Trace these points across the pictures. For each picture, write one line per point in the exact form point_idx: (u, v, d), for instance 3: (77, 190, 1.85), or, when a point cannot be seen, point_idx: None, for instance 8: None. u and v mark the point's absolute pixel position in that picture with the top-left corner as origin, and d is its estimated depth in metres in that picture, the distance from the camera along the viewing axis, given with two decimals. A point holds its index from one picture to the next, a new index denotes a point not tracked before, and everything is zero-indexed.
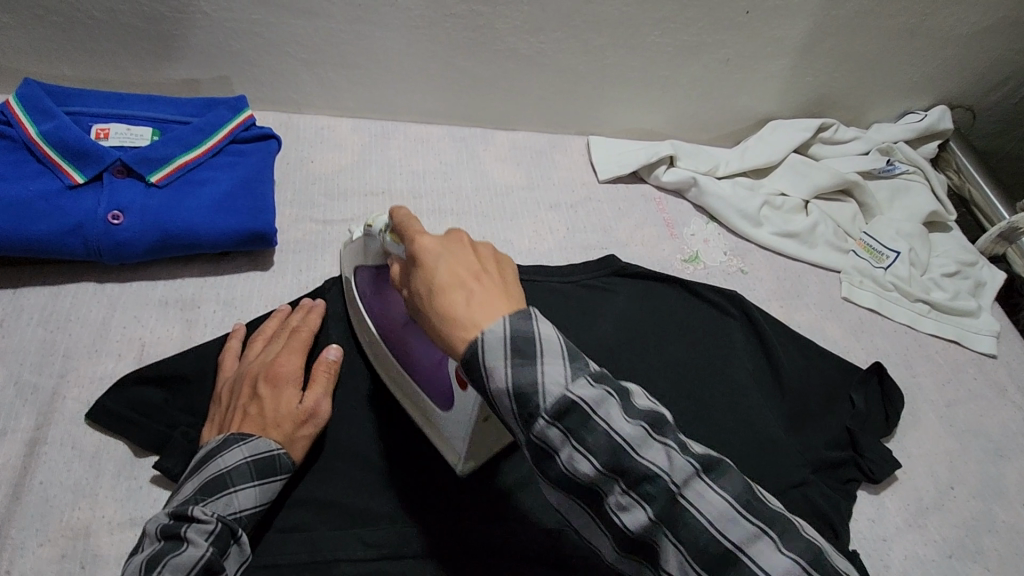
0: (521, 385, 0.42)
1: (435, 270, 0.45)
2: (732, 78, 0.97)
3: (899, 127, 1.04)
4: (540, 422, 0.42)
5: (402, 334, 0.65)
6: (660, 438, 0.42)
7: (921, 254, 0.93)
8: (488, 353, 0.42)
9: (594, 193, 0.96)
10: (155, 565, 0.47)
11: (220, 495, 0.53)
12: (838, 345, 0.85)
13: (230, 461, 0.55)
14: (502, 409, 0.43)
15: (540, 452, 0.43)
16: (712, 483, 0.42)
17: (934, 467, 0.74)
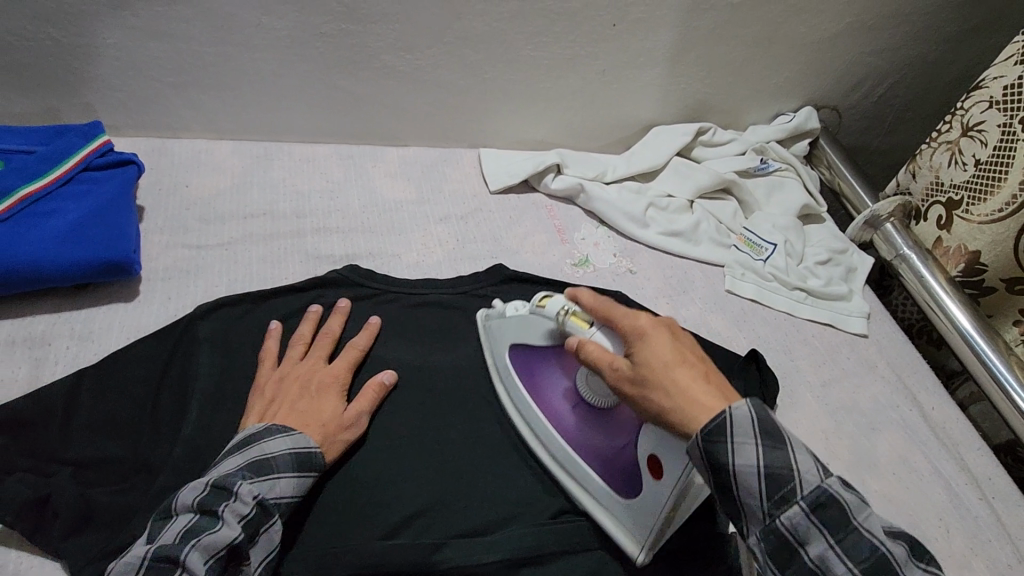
0: (777, 466, 0.48)
1: (662, 349, 0.54)
2: (611, 88, 1.01)
3: (772, 128, 1.11)
4: (793, 502, 0.47)
5: (583, 412, 0.68)
6: (916, 563, 0.47)
7: (796, 245, 0.99)
8: (740, 443, 0.48)
9: (484, 204, 0.97)
10: (194, 535, 0.51)
11: (264, 478, 0.57)
12: (721, 336, 0.88)
13: (274, 449, 0.59)
14: (743, 488, 0.49)
15: (774, 533, 0.48)
16: (925, 567, 0.47)
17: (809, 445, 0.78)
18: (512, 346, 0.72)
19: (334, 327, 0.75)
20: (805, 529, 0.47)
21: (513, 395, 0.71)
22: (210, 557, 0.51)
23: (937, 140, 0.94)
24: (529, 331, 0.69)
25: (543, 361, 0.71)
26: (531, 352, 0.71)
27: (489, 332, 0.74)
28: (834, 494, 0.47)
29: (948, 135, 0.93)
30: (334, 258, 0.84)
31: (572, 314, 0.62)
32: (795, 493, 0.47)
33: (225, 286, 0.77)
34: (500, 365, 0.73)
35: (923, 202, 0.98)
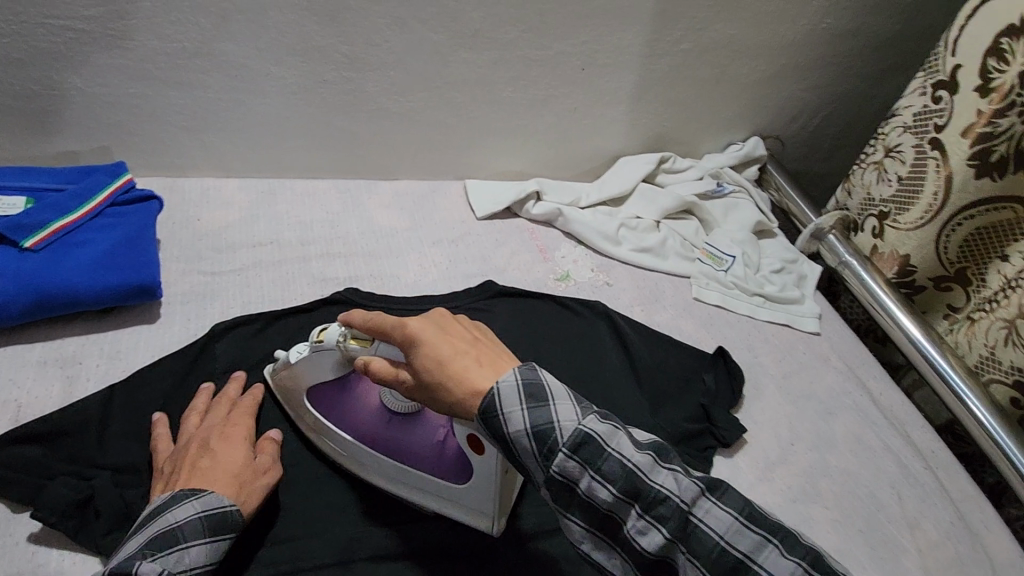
0: (541, 425, 0.52)
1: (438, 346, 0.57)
2: (582, 123, 1.13)
3: (725, 156, 1.24)
4: (558, 454, 0.52)
5: (382, 432, 0.69)
6: (705, 496, 0.52)
7: (752, 257, 1.11)
8: (509, 413, 0.53)
9: (473, 229, 1.06)
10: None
11: (170, 552, 0.53)
12: (691, 338, 0.98)
13: (180, 517, 0.55)
14: (523, 450, 0.54)
15: (558, 484, 0.52)
16: (717, 501, 0.52)
17: (776, 429, 0.87)
18: (311, 388, 0.71)
19: None
20: (573, 469, 0.52)
21: (336, 440, 0.71)
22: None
23: (866, 161, 1.08)
24: (320, 366, 0.68)
25: (340, 394, 0.71)
26: (326, 390, 0.71)
27: (280, 381, 0.73)
28: (612, 454, 0.52)
29: (874, 157, 1.06)
30: (338, 280, 0.91)
31: (352, 337, 0.65)
32: (557, 443, 0.52)
33: (240, 307, 0.83)
34: (312, 418, 0.72)
35: (860, 215, 1.12)
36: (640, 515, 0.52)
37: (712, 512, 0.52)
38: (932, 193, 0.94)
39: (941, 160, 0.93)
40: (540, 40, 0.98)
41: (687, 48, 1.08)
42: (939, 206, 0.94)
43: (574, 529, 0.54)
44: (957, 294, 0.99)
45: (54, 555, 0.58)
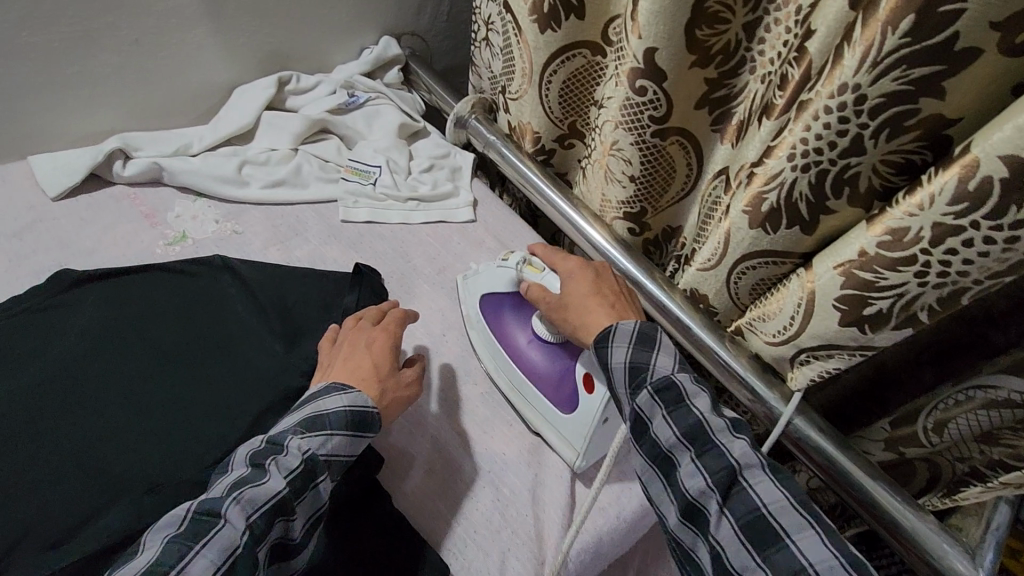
0: (639, 364, 0.63)
1: (583, 284, 0.74)
2: (158, 56, 0.96)
3: (358, 63, 1.16)
4: (644, 389, 0.62)
5: (517, 348, 0.79)
6: (763, 470, 0.55)
7: (400, 161, 1.07)
8: (617, 343, 0.66)
9: (45, 212, 0.87)
10: (254, 477, 0.56)
11: (315, 433, 0.62)
12: (338, 262, 0.92)
13: (335, 404, 0.65)
14: (616, 380, 0.65)
15: (639, 421, 0.61)
16: (776, 480, 0.54)
17: (426, 326, 0.86)
18: (484, 294, 0.84)
19: None
20: (649, 404, 0.61)
21: (490, 349, 0.81)
22: (286, 474, 0.58)
23: (477, 41, 1.08)
24: (499, 280, 0.82)
25: (508, 310, 0.82)
26: (499, 300, 0.83)
27: (466, 287, 0.87)
28: (689, 404, 0.59)
29: (481, 34, 1.07)
30: None
31: (528, 262, 0.79)
32: (646, 381, 0.62)
33: None
34: (471, 314, 0.85)
35: (492, 94, 1.14)
36: (693, 461, 0.56)
37: (764, 483, 0.54)
38: (522, 58, 0.97)
39: (516, 24, 0.94)
40: None
41: None
42: (529, 69, 0.97)
43: (641, 465, 0.61)
44: (580, 149, 1.06)
45: None
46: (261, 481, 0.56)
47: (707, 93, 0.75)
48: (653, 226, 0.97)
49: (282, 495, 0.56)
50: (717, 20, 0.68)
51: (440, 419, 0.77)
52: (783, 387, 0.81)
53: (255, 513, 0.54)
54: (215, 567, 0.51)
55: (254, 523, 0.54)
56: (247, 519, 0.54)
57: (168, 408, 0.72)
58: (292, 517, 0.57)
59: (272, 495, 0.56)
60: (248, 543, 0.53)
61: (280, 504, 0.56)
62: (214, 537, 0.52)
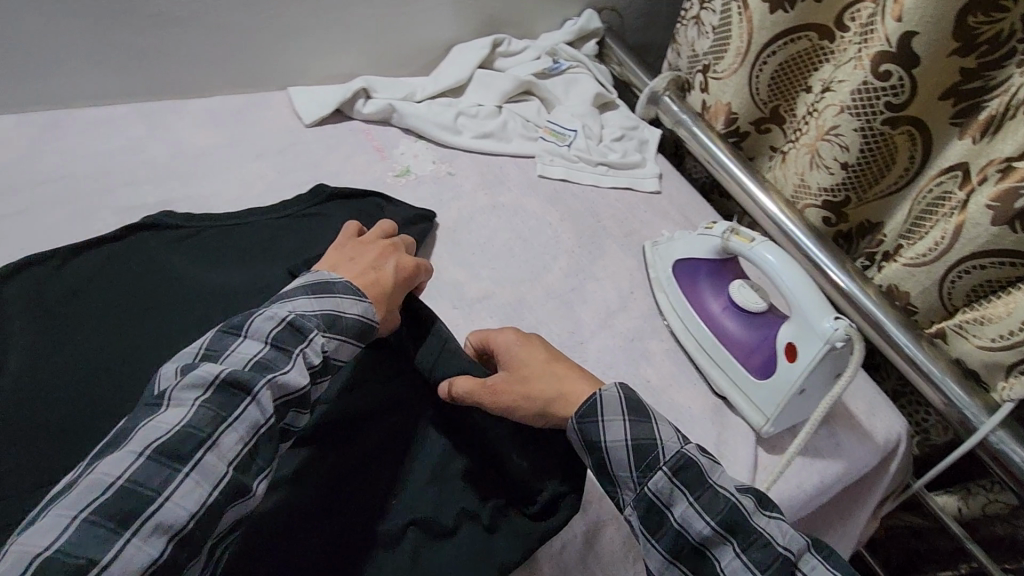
0: (643, 440, 0.57)
1: (537, 351, 0.65)
2: (402, 10, 1.06)
3: (561, 33, 1.23)
4: (658, 472, 0.56)
5: (715, 318, 0.80)
6: (810, 549, 0.53)
7: (594, 128, 1.13)
8: (610, 419, 0.58)
9: (301, 136, 1.00)
10: (235, 403, 0.50)
11: (332, 334, 0.59)
12: (537, 212, 0.98)
13: (343, 296, 0.62)
14: (617, 463, 0.58)
15: (652, 506, 0.56)
16: (821, 558, 0.53)
17: (617, 282, 0.91)
18: (677, 260, 0.86)
19: (160, 267, 0.77)
20: (670, 489, 0.55)
21: (680, 313, 0.84)
22: (281, 396, 0.53)
23: (686, 18, 1.11)
24: (697, 248, 0.84)
25: (704, 281, 0.83)
26: (693, 268, 0.84)
27: (658, 254, 0.91)
28: (713, 486, 0.55)
29: (692, 12, 1.09)
30: (148, 205, 0.84)
31: (735, 233, 0.78)
32: (659, 461, 0.56)
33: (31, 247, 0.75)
34: (663, 278, 0.88)
35: (688, 73, 1.15)
36: (734, 550, 0.53)
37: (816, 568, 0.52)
38: (739, 36, 0.98)
39: (743, 1, 0.95)
40: None
41: None
42: (745, 48, 0.98)
43: (659, 560, 0.55)
44: (776, 134, 1.06)
45: None
46: (242, 409, 0.50)
47: (958, 83, 0.74)
48: (850, 218, 0.95)
49: (271, 424, 0.52)
50: (994, 7, 0.68)
51: (631, 365, 0.81)
52: (986, 398, 0.78)
53: (245, 445, 0.50)
54: (203, 493, 0.47)
55: (220, 484, 0.48)
56: (235, 456, 0.49)
57: None
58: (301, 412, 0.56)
59: (260, 423, 0.51)
60: (217, 502, 0.47)
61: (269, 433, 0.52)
62: (188, 470, 0.47)
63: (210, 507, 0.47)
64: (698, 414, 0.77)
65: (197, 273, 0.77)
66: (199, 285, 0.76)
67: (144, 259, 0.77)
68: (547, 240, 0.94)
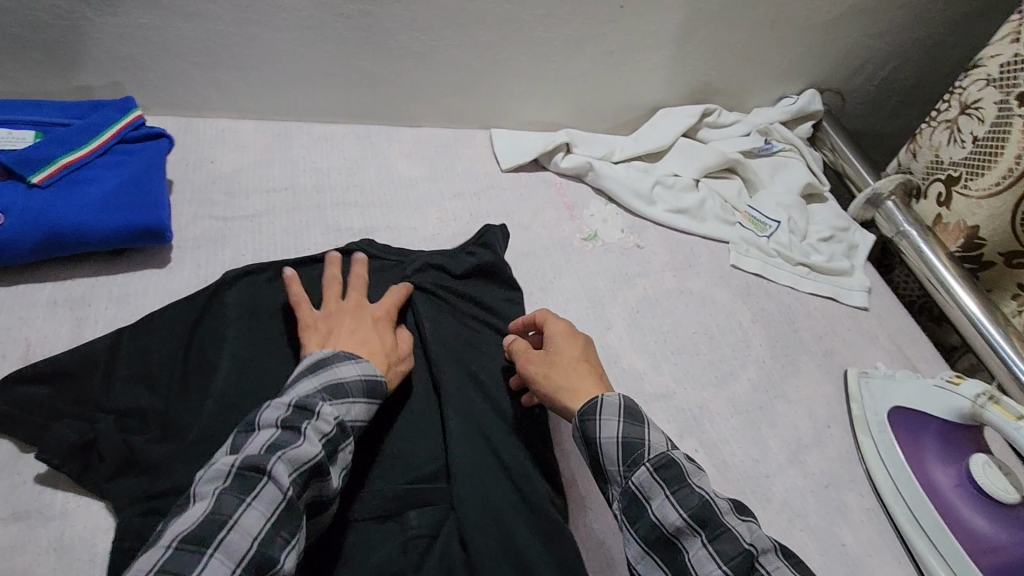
0: (633, 440, 0.56)
1: (574, 348, 0.66)
2: (619, 69, 1.03)
3: (776, 110, 1.14)
4: (641, 467, 0.55)
5: (946, 495, 0.69)
6: (781, 556, 0.50)
7: (799, 222, 1.02)
8: (606, 417, 0.58)
9: (498, 181, 0.99)
10: (252, 485, 0.49)
11: (341, 401, 0.59)
12: (726, 308, 0.90)
13: (346, 374, 0.60)
14: (607, 457, 0.57)
15: (633, 498, 0.54)
16: (793, 568, 0.50)
17: (812, 410, 0.80)
18: (896, 409, 0.76)
19: None
20: (651, 483, 0.54)
21: (893, 472, 0.73)
22: (294, 469, 0.51)
23: (936, 119, 0.97)
24: (930, 401, 0.73)
25: (930, 445, 0.73)
26: (918, 424, 0.74)
27: (867, 390, 0.79)
28: (692, 486, 0.53)
29: (947, 114, 0.95)
30: (353, 230, 0.87)
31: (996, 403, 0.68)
32: (643, 457, 0.55)
33: (251, 255, 0.80)
34: (873, 422, 0.77)
35: (923, 180, 1.01)
36: (705, 545, 0.50)
37: (784, 573, 0.49)
38: (1015, 156, 0.85)
39: None
40: None
41: None
42: (1022, 170, 0.84)
43: (632, 550, 0.53)
44: None
45: (61, 495, 0.58)
46: (260, 487, 0.49)
47: None
48: None
49: (291, 495, 0.50)
50: None
51: (824, 519, 0.70)
52: None
53: (267, 520, 0.48)
54: (265, 520, 0.48)
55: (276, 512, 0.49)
56: (259, 531, 0.47)
57: None
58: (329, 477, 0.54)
59: (278, 499, 0.49)
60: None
61: (292, 507, 0.50)
62: (261, 490, 0.49)
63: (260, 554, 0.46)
64: None
65: None
66: None
67: None
68: (736, 343, 0.85)
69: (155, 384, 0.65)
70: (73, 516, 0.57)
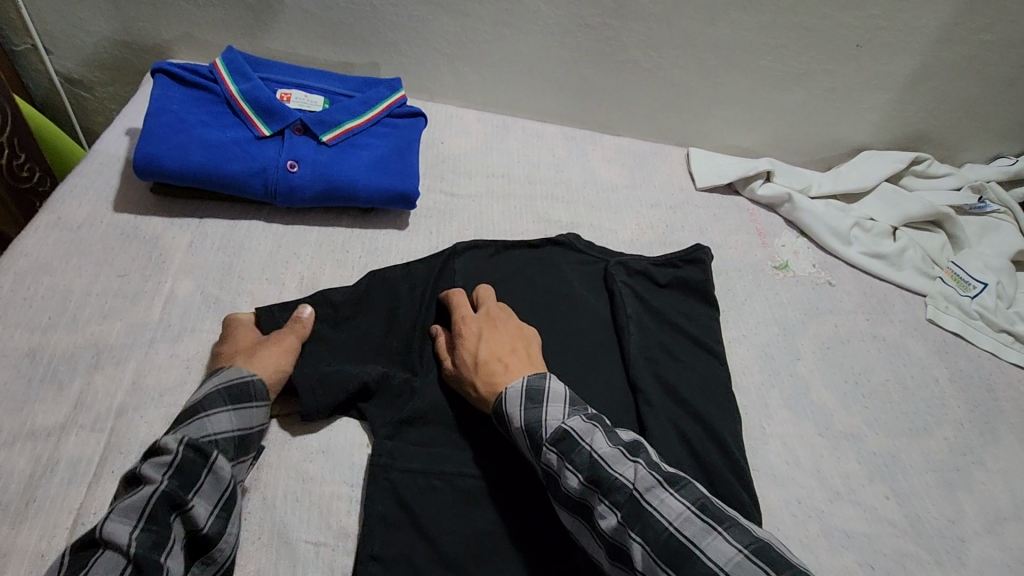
0: (532, 424, 0.60)
1: (477, 346, 0.67)
2: (834, 106, 1.02)
3: (991, 168, 1.08)
4: (544, 448, 0.58)
5: None
6: (662, 487, 0.53)
7: (1008, 288, 0.96)
8: (510, 408, 0.62)
9: (692, 197, 1.02)
10: (86, 560, 0.46)
11: (192, 421, 0.57)
12: (921, 362, 0.87)
13: (203, 392, 0.59)
14: (522, 445, 0.61)
15: (546, 476, 0.58)
16: (674, 493, 0.52)
17: (1012, 485, 0.76)
18: None
19: (566, 284, 0.83)
20: (554, 458, 0.57)
21: None
22: (133, 516, 0.49)
23: None
24: None
25: None
26: None
27: None
28: (583, 447, 0.57)
29: None
30: (560, 222, 0.93)
31: None
32: (542, 437, 0.59)
33: (474, 231, 0.89)
34: None
35: None
36: (602, 500, 0.54)
37: (665, 501, 0.52)
38: None
39: None
40: (822, 8, 0.89)
41: (989, 39, 0.93)
42: None
43: (567, 520, 0.57)
44: None
45: None
46: (95, 558, 0.46)
47: None
48: None
49: (132, 553, 0.47)
50: None
51: None
52: None
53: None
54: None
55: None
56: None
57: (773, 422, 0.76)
58: (187, 509, 0.52)
59: (118, 563, 0.46)
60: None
61: (138, 565, 0.47)
62: (93, 563, 0.46)
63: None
64: None
65: (592, 301, 0.83)
66: (592, 314, 0.81)
67: (554, 271, 0.85)
68: (931, 399, 0.83)
69: (401, 329, 0.74)
70: (334, 427, 0.67)
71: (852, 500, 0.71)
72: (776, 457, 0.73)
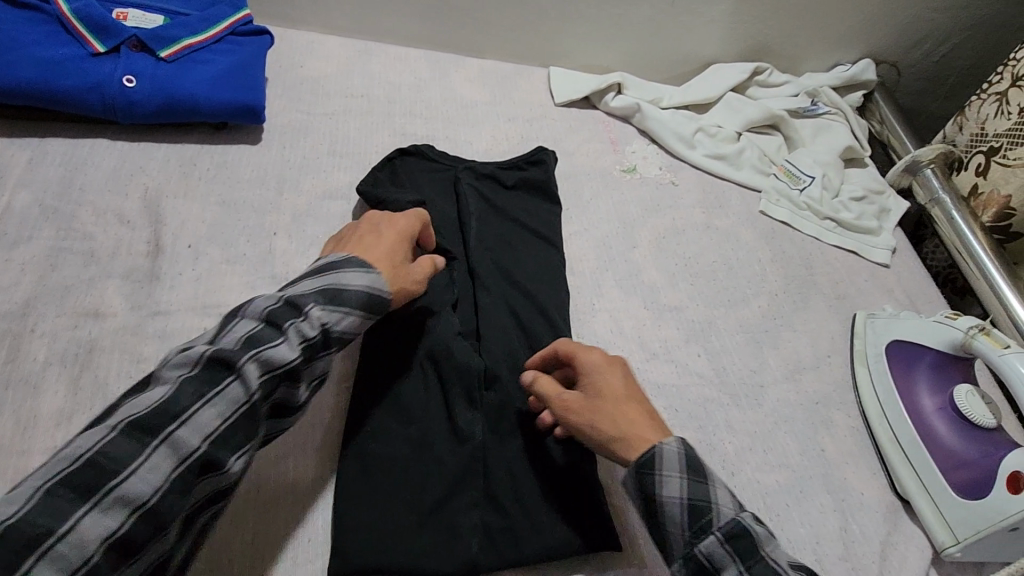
0: (701, 502, 0.54)
1: (615, 381, 0.59)
2: (679, 19, 1.09)
3: (828, 75, 1.17)
4: (709, 536, 0.52)
5: (932, 425, 0.75)
6: None
7: (834, 180, 1.06)
8: (668, 478, 0.54)
9: (550, 112, 1.08)
10: (219, 380, 0.49)
11: (336, 300, 0.57)
12: (750, 245, 0.96)
13: (351, 280, 0.58)
14: (672, 519, 0.54)
15: (698, 565, 0.52)
16: None
17: (815, 340, 0.86)
18: (894, 343, 0.82)
19: (413, 187, 0.88)
20: (718, 553, 0.52)
21: (880, 395, 0.79)
22: (266, 372, 0.51)
23: (988, 92, 1.02)
24: (926, 336, 0.79)
25: (923, 379, 0.78)
26: (910, 356, 0.80)
27: (872, 328, 0.85)
28: (766, 558, 0.51)
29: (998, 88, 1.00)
30: (417, 136, 0.98)
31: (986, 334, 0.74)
32: (710, 524, 0.53)
33: (328, 145, 0.92)
34: (873, 356, 0.82)
35: (966, 152, 1.06)
36: None
37: None
38: None
39: None
40: None
41: None
42: None
43: None
44: None
45: (166, 300, 0.70)
46: (226, 384, 0.49)
47: None
48: None
49: (254, 399, 0.50)
50: None
51: (810, 428, 0.77)
52: None
53: (223, 422, 0.49)
54: (222, 419, 0.49)
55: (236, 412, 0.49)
56: (213, 431, 0.48)
57: (601, 298, 0.84)
58: (296, 386, 0.54)
59: (240, 401, 0.50)
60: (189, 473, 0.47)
61: (253, 412, 0.50)
62: (225, 387, 0.49)
63: (214, 448, 0.48)
64: (869, 502, 0.72)
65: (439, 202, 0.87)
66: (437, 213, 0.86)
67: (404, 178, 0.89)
68: (752, 276, 0.92)
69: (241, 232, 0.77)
70: (174, 316, 0.69)
71: (667, 357, 0.79)
72: (601, 327, 0.81)
